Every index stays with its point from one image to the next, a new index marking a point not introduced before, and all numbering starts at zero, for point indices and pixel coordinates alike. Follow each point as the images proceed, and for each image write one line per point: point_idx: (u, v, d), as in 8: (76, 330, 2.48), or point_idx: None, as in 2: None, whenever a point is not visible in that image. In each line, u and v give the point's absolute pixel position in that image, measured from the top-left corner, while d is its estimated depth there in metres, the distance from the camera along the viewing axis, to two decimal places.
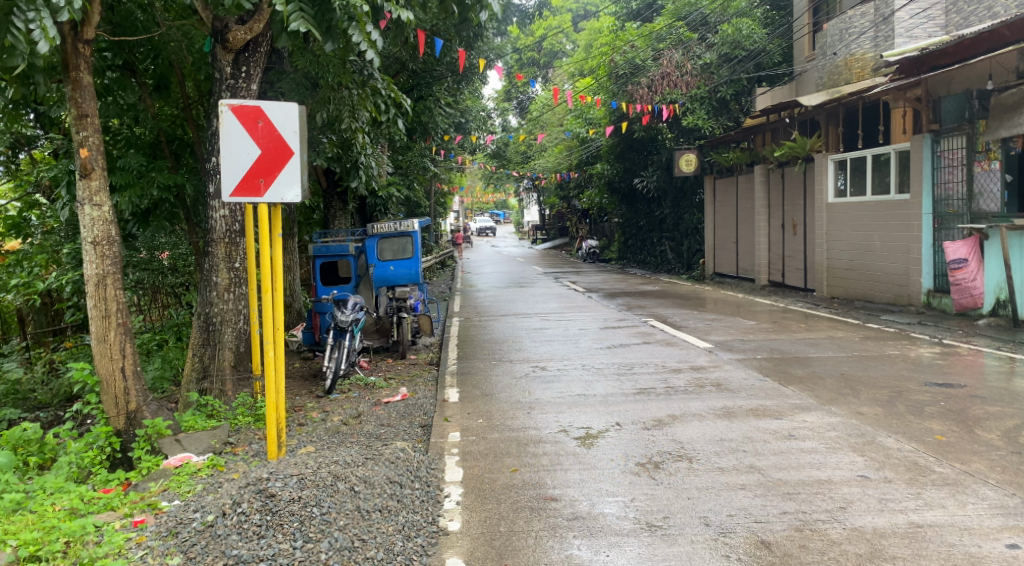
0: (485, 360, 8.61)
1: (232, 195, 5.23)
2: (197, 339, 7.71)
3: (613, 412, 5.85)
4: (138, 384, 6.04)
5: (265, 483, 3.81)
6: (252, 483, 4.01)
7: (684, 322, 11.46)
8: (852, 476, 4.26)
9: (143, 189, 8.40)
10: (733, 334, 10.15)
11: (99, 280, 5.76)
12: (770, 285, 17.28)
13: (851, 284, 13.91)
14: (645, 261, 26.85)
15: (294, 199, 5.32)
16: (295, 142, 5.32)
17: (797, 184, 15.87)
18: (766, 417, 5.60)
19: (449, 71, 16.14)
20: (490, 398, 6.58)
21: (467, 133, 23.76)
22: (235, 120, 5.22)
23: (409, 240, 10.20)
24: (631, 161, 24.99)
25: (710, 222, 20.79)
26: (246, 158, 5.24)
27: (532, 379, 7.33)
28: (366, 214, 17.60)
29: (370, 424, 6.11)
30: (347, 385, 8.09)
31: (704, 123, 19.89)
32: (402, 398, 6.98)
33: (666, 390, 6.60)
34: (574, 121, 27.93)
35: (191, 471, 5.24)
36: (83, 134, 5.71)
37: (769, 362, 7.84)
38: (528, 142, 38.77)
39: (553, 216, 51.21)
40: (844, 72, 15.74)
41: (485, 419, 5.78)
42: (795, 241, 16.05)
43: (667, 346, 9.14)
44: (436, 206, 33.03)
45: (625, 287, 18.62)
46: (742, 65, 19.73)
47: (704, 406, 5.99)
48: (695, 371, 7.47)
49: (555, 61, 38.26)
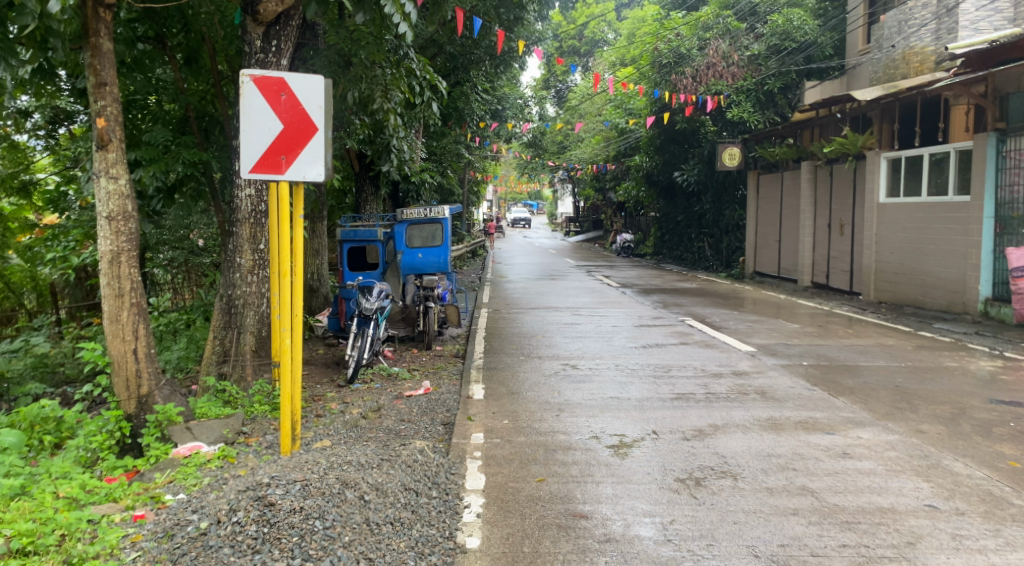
0: (513, 355, 8.24)
1: (251, 171, 4.90)
2: (220, 322, 7.52)
3: (649, 419, 5.44)
4: (151, 367, 5.76)
5: (265, 491, 3.62)
6: (251, 487, 3.75)
7: (723, 322, 10.98)
8: (918, 505, 3.81)
9: (167, 164, 8.07)
10: (775, 337, 9.65)
11: (113, 257, 5.52)
12: (813, 286, 16.65)
13: (901, 288, 13.25)
14: (682, 258, 26.24)
15: (316, 177, 4.97)
16: (320, 118, 4.99)
17: (846, 182, 15.19)
18: (816, 432, 5.15)
19: (488, 56, 15.78)
20: (517, 396, 6.21)
21: (504, 121, 23.55)
22: (257, 91, 4.90)
23: (439, 227, 9.86)
24: (671, 154, 24.43)
25: (751, 219, 20.13)
26: (267, 133, 4.91)
27: (562, 378, 6.94)
28: (400, 200, 17.37)
29: (390, 419, 5.78)
30: (370, 375, 7.77)
31: (749, 116, 19.30)
32: (425, 392, 6.63)
33: (707, 396, 6.19)
34: (613, 111, 27.38)
35: (200, 462, 4.98)
36: (101, 104, 5.46)
37: (817, 370, 7.35)
38: (565, 132, 38.25)
39: (588, 208, 50.61)
40: (901, 66, 15.03)
41: (511, 420, 5.41)
42: (842, 241, 15.39)
43: (706, 347, 8.68)
44: (470, 195, 32.83)
45: (660, 283, 18.14)
46: (791, 57, 18.99)
47: (749, 416, 5.56)
48: (737, 376, 7.03)
49: (597, 50, 37.64)
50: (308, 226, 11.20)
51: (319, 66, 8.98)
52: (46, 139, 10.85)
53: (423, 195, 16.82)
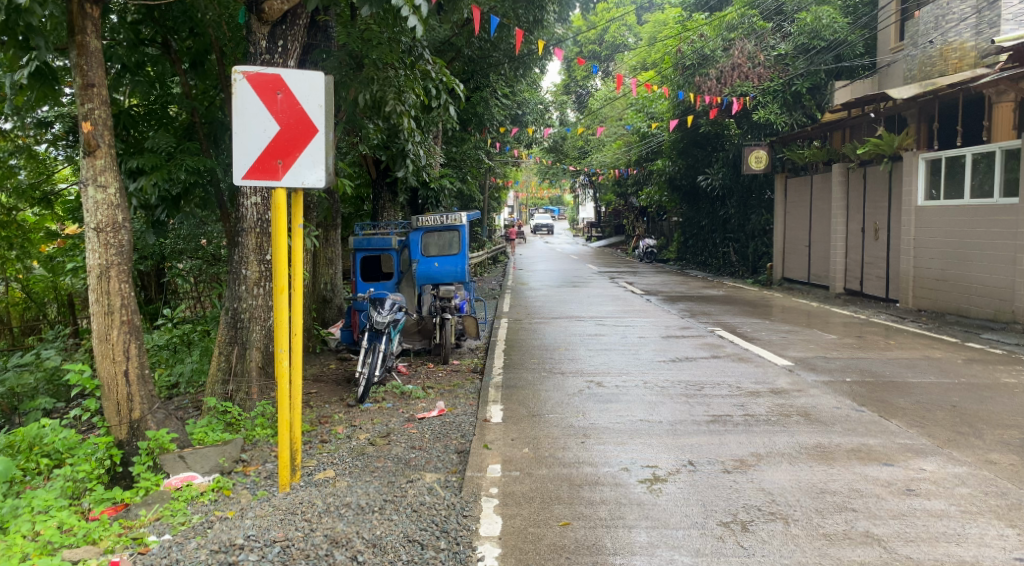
0: (534, 370, 7.75)
1: (245, 177, 4.49)
2: (225, 336, 7.12)
3: (683, 447, 4.93)
4: (144, 389, 5.34)
5: (235, 556, 3.27)
6: (225, 549, 3.38)
7: (755, 333, 10.42)
8: (1007, 559, 3.28)
9: (170, 171, 7.62)
10: (813, 349, 9.07)
11: (102, 272, 5.12)
12: (846, 293, 15.99)
13: (942, 295, 12.58)
14: (706, 263, 25.63)
15: (315, 183, 4.53)
16: (320, 119, 4.56)
17: (881, 185, 14.54)
18: (873, 462, 4.59)
19: (507, 59, 15.34)
20: (539, 419, 5.71)
21: (524, 127, 23.22)
22: (251, 90, 4.49)
23: (456, 235, 9.39)
24: (695, 158, 23.89)
25: (779, 223, 19.47)
26: (262, 135, 4.49)
27: (587, 398, 6.45)
28: (418, 207, 17.00)
29: (400, 446, 5.32)
30: (382, 394, 7.33)
31: (776, 118, 18.65)
32: (438, 413, 6.16)
33: (745, 419, 5.67)
34: (635, 114, 26.81)
35: (190, 496, 4.56)
36: (88, 107, 5.08)
37: (863, 388, 6.78)
38: (586, 137, 37.73)
39: (611, 213, 50.10)
40: (938, 62, 14.36)
41: (531, 449, 4.92)
42: (876, 246, 14.71)
43: (740, 362, 8.14)
44: (491, 200, 32.43)
45: (686, 290, 17.60)
46: (820, 56, 18.30)
47: (794, 443, 5.03)
48: (777, 396, 6.49)
49: (618, 55, 37.12)
50: (322, 235, 10.77)
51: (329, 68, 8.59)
52: (66, 150, 9.42)
53: (442, 201, 16.45)
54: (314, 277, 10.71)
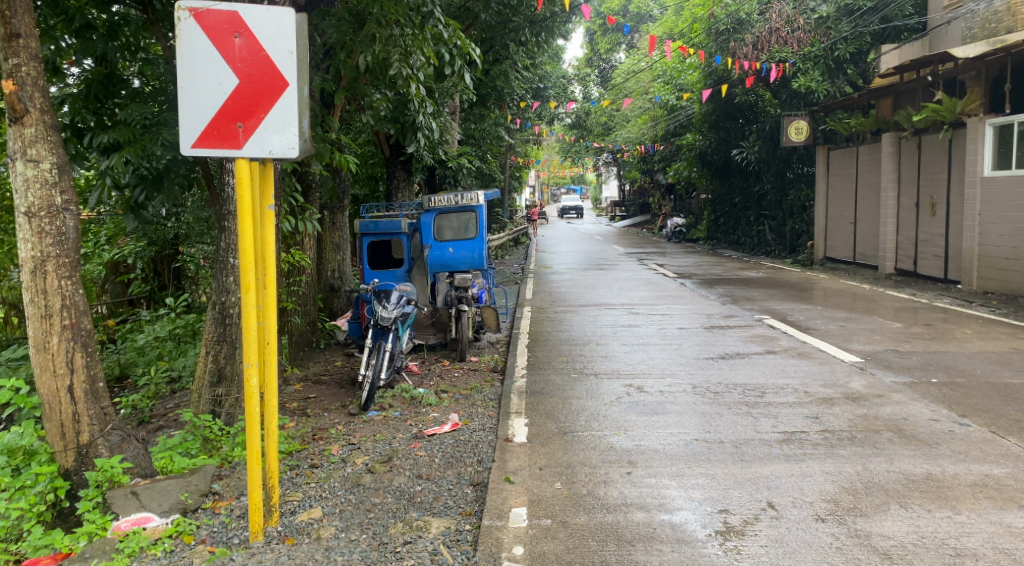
0: (560, 371, 6.75)
1: (195, 146, 3.47)
2: (211, 334, 6.19)
3: (756, 482, 3.91)
4: (94, 406, 4.39)
5: None
6: None
7: (809, 322, 9.32)
8: None
9: (145, 147, 6.60)
10: (880, 342, 7.96)
11: (36, 266, 4.19)
12: (897, 274, 14.79)
13: (1012, 276, 11.35)
14: (740, 242, 24.43)
15: (285, 153, 3.52)
16: (291, 69, 3.53)
17: (940, 154, 13.24)
18: (1011, 506, 3.54)
19: (527, 24, 14.20)
20: (572, 438, 4.72)
21: (546, 102, 22.16)
22: (201, 33, 3.47)
23: (473, 216, 8.43)
24: (726, 131, 22.78)
25: (820, 198, 18.16)
26: (215, 90, 3.47)
27: (627, 408, 5.43)
28: (436, 186, 16.02)
29: (403, 475, 4.36)
30: (389, 399, 6.36)
31: (818, 86, 17.54)
32: (452, 428, 5.19)
33: (826, 439, 4.63)
34: (661, 87, 25.46)
35: (135, 552, 3.65)
36: (12, 63, 4.13)
37: (958, 393, 5.69)
38: (609, 112, 36.32)
39: (635, 191, 48.78)
40: (1005, 18, 13.01)
41: (565, 483, 3.95)
42: (933, 222, 13.47)
43: (801, 358, 7.07)
44: (512, 179, 31.41)
45: (721, 272, 16.50)
46: (864, 19, 16.93)
47: (897, 474, 3.98)
48: (855, 404, 5.44)
49: (643, 25, 35.55)
50: (327, 217, 9.78)
51: (326, 26, 7.50)
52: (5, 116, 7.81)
53: (461, 180, 15.46)
54: (319, 263, 9.69)
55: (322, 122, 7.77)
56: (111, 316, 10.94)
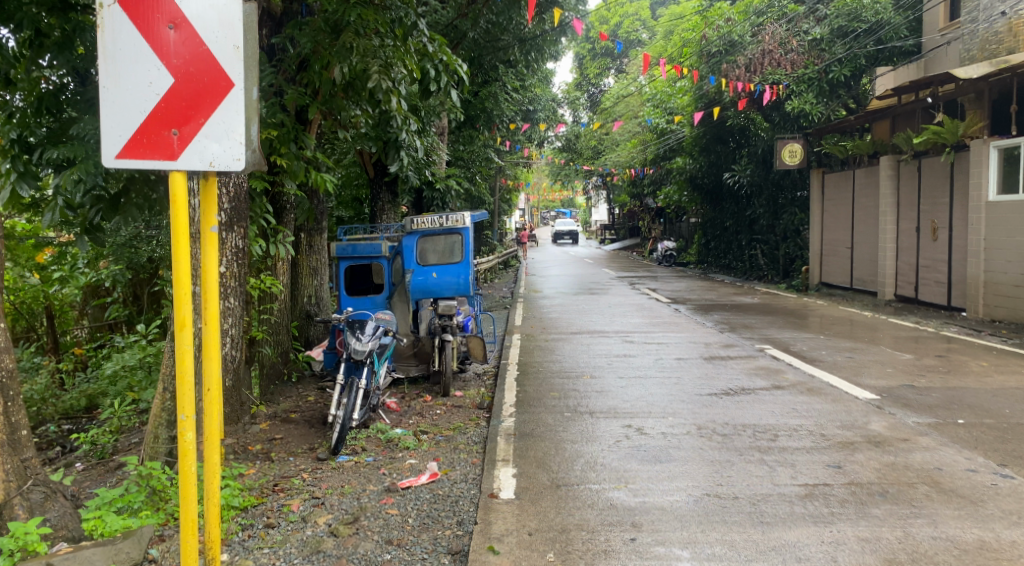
0: (551, 409, 6.17)
1: (120, 156, 2.89)
2: (169, 368, 5.59)
3: (781, 553, 3.33)
4: (12, 459, 3.77)
5: None
6: None
7: (814, 353, 8.80)
8: None
9: (96, 162, 5.99)
10: (893, 376, 7.44)
11: None
12: (897, 301, 14.35)
13: (1020, 304, 10.90)
14: (731, 266, 24.06)
15: (228, 165, 2.97)
16: (238, 68, 3.00)
17: (941, 178, 12.86)
18: None
19: (516, 42, 13.76)
20: (566, 492, 4.14)
21: (535, 124, 21.76)
22: (128, 22, 2.92)
23: (458, 239, 7.89)
24: (717, 155, 22.43)
25: (816, 222, 17.77)
26: (144, 90, 2.92)
27: (627, 455, 4.85)
28: (422, 208, 15.51)
29: (371, 540, 3.76)
30: (361, 441, 5.76)
31: (812, 108, 17.17)
32: (428, 480, 4.60)
33: (854, 495, 4.07)
34: (652, 110, 25.19)
35: None
36: None
37: (990, 437, 5.16)
38: (599, 136, 36.03)
39: (624, 214, 48.45)
40: (1006, 39, 12.66)
41: (558, 554, 3.36)
42: (935, 248, 13.05)
43: (811, 395, 6.54)
44: (501, 203, 31.06)
45: (715, 298, 16.03)
46: (859, 41, 16.66)
47: (944, 543, 3.42)
48: (879, 450, 4.90)
49: (632, 49, 35.45)
50: (303, 240, 9.22)
51: (301, 36, 6.94)
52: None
53: (448, 202, 14.95)
54: (293, 288, 9.07)
55: (296, 139, 7.23)
56: (90, 340, 10.82)
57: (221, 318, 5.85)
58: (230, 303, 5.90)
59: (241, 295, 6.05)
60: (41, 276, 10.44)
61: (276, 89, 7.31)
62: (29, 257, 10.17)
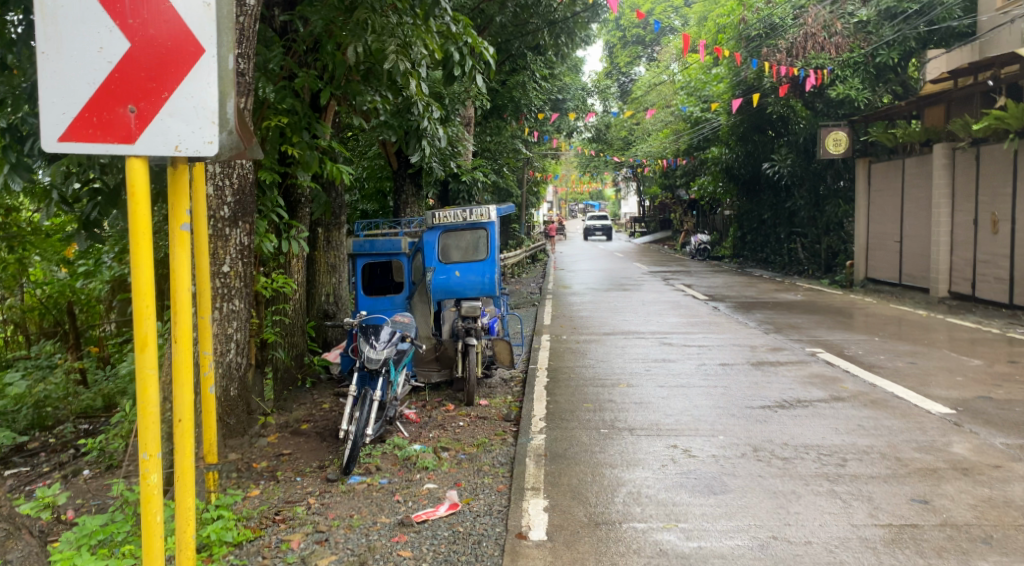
0: (585, 424, 5.56)
1: (62, 138, 2.30)
2: None
3: None
4: None
5: None
6: None
7: (871, 357, 8.06)
8: None
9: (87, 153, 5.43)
10: (966, 386, 6.70)
11: None
12: (952, 298, 13.47)
13: None
14: (770, 260, 23.18)
15: (197, 150, 2.40)
16: (209, 31, 2.42)
17: (1002, 167, 11.95)
18: None
19: (545, 25, 13.09)
20: (608, 534, 3.54)
21: (564, 114, 21.02)
22: None
23: (483, 235, 7.29)
24: (755, 144, 21.43)
25: (861, 214, 16.87)
26: (90, 54, 2.31)
27: (675, 484, 4.22)
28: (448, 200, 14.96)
29: None
30: (375, 460, 5.19)
31: (857, 94, 16.36)
32: (447, 511, 4.04)
33: (949, 542, 3.40)
34: (686, 98, 24.35)
35: None
36: None
37: None
38: (630, 126, 35.24)
39: (656, 206, 47.48)
40: None
41: None
42: (995, 242, 12.16)
43: (877, 409, 5.85)
44: (530, 195, 30.42)
45: (754, 294, 15.26)
46: (908, 22, 15.67)
47: None
48: (970, 480, 4.22)
49: (664, 37, 34.54)
50: (320, 236, 8.72)
51: (311, 13, 6.37)
52: None
53: (475, 195, 14.35)
54: (309, 285, 8.55)
55: (309, 127, 6.69)
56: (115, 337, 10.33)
57: (224, 323, 5.22)
58: (235, 306, 5.31)
59: (248, 297, 5.50)
60: (66, 270, 9.72)
61: (287, 73, 6.76)
62: (55, 251, 9.41)
